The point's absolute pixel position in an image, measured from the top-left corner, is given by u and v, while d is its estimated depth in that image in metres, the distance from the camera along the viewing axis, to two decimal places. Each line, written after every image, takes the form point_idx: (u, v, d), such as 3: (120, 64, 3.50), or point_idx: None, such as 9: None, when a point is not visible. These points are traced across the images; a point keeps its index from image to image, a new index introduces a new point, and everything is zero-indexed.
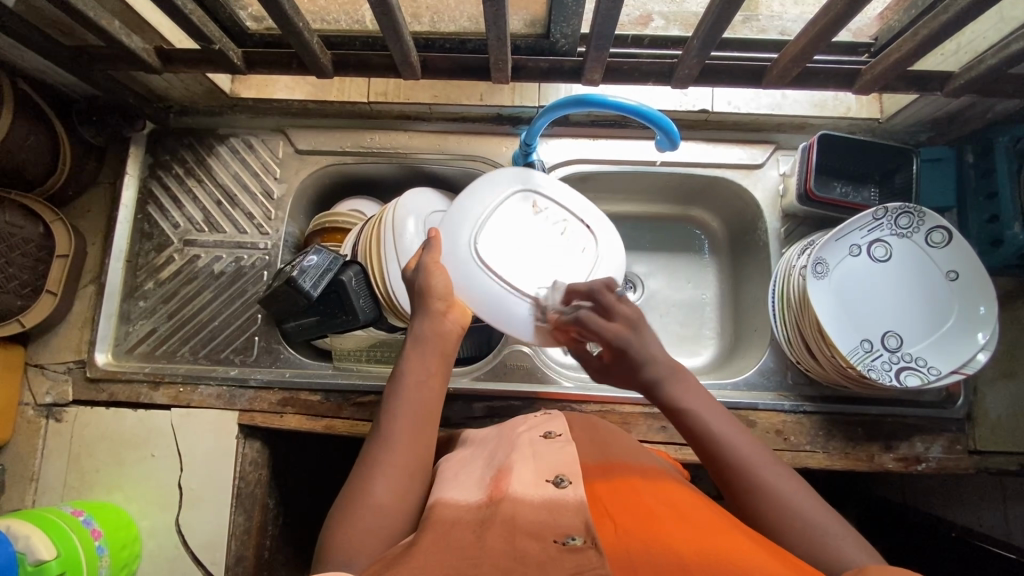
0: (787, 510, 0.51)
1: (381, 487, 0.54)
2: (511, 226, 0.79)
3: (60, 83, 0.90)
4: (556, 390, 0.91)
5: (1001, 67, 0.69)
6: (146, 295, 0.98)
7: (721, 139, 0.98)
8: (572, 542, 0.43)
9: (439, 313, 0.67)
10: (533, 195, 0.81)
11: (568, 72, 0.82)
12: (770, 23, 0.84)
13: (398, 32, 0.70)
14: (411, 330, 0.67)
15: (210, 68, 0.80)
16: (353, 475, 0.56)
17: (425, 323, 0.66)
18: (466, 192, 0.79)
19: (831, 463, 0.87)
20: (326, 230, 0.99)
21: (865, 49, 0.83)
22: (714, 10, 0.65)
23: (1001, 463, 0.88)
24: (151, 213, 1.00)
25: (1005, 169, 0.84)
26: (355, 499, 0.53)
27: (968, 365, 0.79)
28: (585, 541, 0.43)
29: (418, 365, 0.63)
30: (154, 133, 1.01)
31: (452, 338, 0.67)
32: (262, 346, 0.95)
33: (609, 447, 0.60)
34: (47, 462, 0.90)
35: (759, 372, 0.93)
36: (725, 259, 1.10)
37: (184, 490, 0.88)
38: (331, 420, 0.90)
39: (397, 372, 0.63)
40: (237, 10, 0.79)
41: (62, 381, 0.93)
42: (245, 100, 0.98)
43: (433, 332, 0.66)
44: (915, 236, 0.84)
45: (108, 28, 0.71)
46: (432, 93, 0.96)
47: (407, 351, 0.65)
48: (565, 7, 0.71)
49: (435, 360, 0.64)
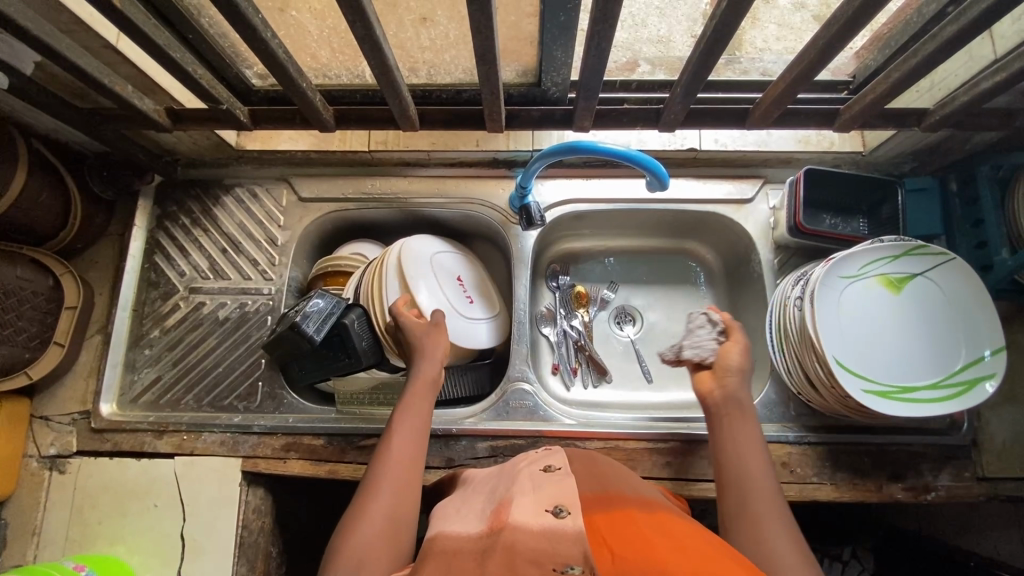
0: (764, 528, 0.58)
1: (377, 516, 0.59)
2: (874, 356, 0.83)
3: (74, 141, 0.94)
4: (561, 428, 0.91)
5: (973, 103, 0.72)
6: (152, 343, 0.99)
7: (710, 176, 1.01)
8: None
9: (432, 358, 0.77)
10: (907, 353, 0.83)
11: (560, 119, 0.86)
12: (752, 64, 0.89)
13: (397, 89, 0.74)
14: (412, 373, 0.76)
15: (216, 125, 0.83)
16: (359, 494, 0.63)
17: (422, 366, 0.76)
18: (927, 395, 0.81)
19: (840, 495, 0.86)
20: (329, 273, 1.00)
21: (844, 86, 0.87)
22: (695, 60, 0.69)
23: (1011, 490, 0.87)
24: (158, 261, 1.02)
25: (989, 196, 0.86)
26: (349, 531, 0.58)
27: (973, 395, 0.80)
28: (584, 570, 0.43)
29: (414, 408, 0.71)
30: (163, 185, 1.05)
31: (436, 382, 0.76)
32: (266, 392, 0.96)
33: (609, 480, 0.61)
34: (49, 515, 0.90)
35: (761, 404, 0.93)
36: (722, 291, 1.11)
37: (186, 542, 0.87)
38: (335, 465, 0.90)
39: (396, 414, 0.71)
40: (243, 69, 0.82)
41: (66, 432, 0.94)
42: (251, 152, 1.02)
43: (429, 378, 0.75)
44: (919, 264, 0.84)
45: (121, 93, 0.75)
46: (431, 140, 1.00)
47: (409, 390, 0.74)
48: (554, 58, 0.75)
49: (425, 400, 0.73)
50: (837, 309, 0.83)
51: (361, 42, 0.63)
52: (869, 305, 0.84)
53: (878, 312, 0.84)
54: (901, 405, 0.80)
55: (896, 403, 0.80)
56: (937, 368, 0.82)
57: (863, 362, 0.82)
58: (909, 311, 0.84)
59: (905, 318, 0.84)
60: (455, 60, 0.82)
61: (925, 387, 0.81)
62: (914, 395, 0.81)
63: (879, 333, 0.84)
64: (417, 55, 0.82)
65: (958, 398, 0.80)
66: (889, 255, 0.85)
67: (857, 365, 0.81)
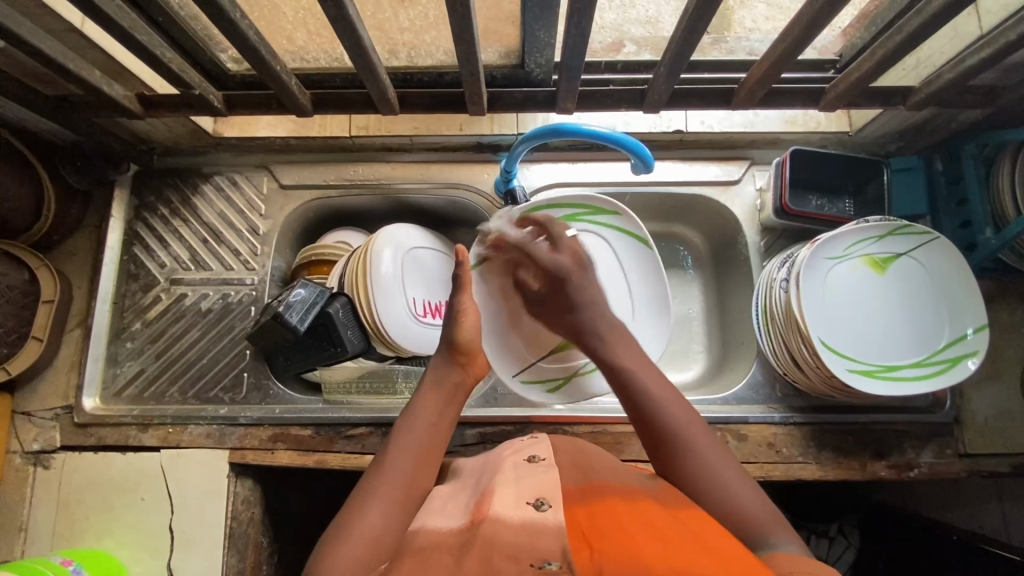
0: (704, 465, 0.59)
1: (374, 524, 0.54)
2: (859, 335, 0.83)
3: (44, 130, 0.91)
4: (549, 414, 0.91)
5: (958, 80, 0.71)
6: (134, 336, 0.98)
7: (697, 158, 1.00)
8: (549, 566, 0.43)
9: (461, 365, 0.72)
10: (889, 331, 0.84)
11: (543, 101, 0.85)
12: (737, 43, 0.87)
13: (375, 72, 0.72)
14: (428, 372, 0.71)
15: (191, 111, 0.81)
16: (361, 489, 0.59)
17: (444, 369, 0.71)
18: (911, 372, 0.82)
19: (824, 474, 0.87)
20: (313, 262, 0.99)
21: (831, 65, 0.86)
22: (678, 39, 0.67)
23: (992, 465, 0.88)
24: (137, 253, 1.00)
25: (974, 174, 0.86)
26: (346, 529, 0.54)
27: (957, 372, 0.81)
28: (562, 565, 0.43)
29: (431, 406, 0.67)
30: (140, 175, 1.02)
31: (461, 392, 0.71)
32: (251, 383, 0.95)
33: (592, 470, 0.61)
34: (35, 511, 0.89)
35: (748, 386, 0.94)
36: (709, 274, 1.11)
37: (176, 534, 0.87)
38: (323, 455, 0.89)
39: (409, 408, 0.67)
40: (217, 52, 0.80)
41: (49, 427, 0.92)
42: (229, 139, 1.00)
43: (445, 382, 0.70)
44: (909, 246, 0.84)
45: (89, 78, 0.72)
46: (413, 125, 0.98)
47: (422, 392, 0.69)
48: (537, 38, 0.73)
49: (446, 402, 0.68)
50: (820, 288, 0.83)
51: (334, 23, 0.61)
52: (851, 284, 0.85)
53: (862, 291, 0.85)
54: (886, 384, 0.81)
55: (883, 381, 0.81)
56: (922, 346, 0.83)
57: (849, 343, 0.82)
58: (891, 288, 0.85)
59: (887, 297, 0.85)
60: (435, 40, 0.80)
61: (911, 364, 0.82)
62: (897, 372, 0.82)
63: (862, 313, 0.84)
64: (396, 36, 0.80)
65: (942, 375, 0.81)
66: (874, 235, 0.84)
67: (842, 345, 0.82)
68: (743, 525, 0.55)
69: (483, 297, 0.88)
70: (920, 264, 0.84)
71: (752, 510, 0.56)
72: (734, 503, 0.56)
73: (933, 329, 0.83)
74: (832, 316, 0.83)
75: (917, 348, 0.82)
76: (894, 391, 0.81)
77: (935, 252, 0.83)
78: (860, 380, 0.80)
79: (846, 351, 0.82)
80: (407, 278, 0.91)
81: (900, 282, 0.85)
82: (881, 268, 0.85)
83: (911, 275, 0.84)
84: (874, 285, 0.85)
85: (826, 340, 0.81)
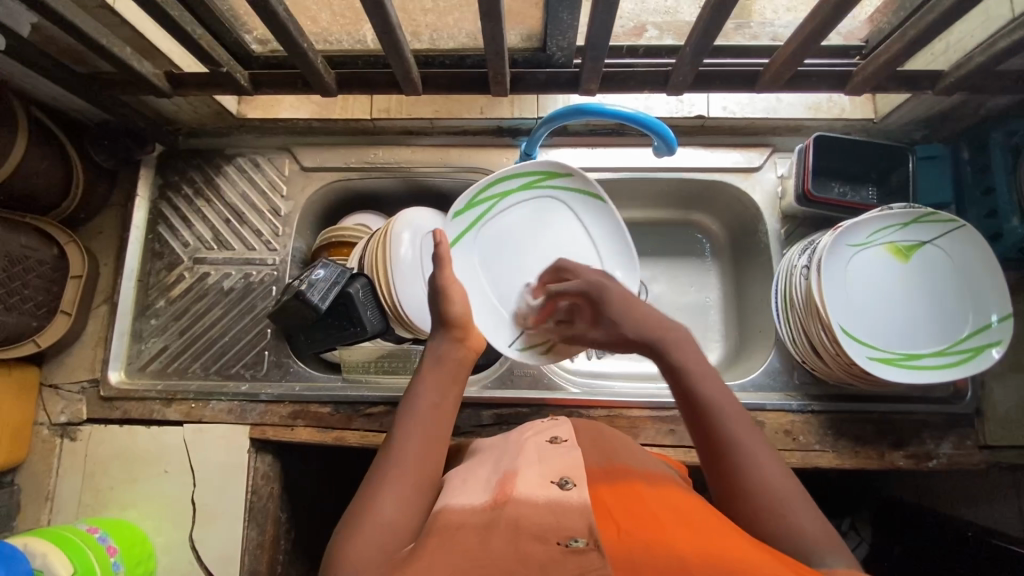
0: (757, 484, 0.53)
1: (385, 510, 0.54)
2: (879, 321, 0.82)
3: (72, 109, 0.93)
4: (566, 396, 0.91)
5: (989, 64, 0.70)
6: (158, 313, 1.00)
7: (718, 144, 0.99)
8: (575, 543, 0.43)
9: (458, 339, 0.72)
10: (912, 319, 0.83)
11: (565, 82, 0.84)
12: (762, 29, 0.86)
13: (401, 51, 0.72)
14: (428, 351, 0.71)
15: (218, 90, 0.82)
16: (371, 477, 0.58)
17: (444, 346, 0.71)
18: (933, 360, 0.81)
19: (841, 462, 0.87)
20: (333, 244, 1.00)
21: (857, 52, 0.84)
22: (704, 17, 0.66)
23: (1013, 458, 0.87)
24: (162, 232, 1.02)
25: (1001, 163, 0.85)
26: (361, 517, 0.53)
27: (981, 360, 0.80)
28: (588, 542, 0.43)
29: (435, 384, 0.66)
30: (165, 155, 1.04)
31: (465, 365, 0.71)
32: (272, 360, 0.97)
33: (615, 452, 0.61)
34: (62, 480, 0.91)
35: (765, 372, 0.94)
36: (727, 262, 1.11)
37: (197, 507, 0.88)
38: (342, 432, 0.91)
39: (411, 390, 0.66)
40: (243, 33, 0.81)
41: (76, 400, 0.95)
42: (252, 121, 1.01)
43: (444, 358, 0.70)
44: (935, 234, 0.83)
45: (120, 55, 0.73)
46: (434, 108, 0.98)
47: (425, 372, 0.68)
48: (560, 20, 0.73)
49: (450, 384, 0.67)
50: (840, 275, 0.83)
51: None
52: (872, 272, 0.84)
53: (884, 278, 0.84)
54: (907, 372, 0.80)
55: (903, 369, 0.80)
56: (945, 335, 0.82)
57: (869, 329, 0.82)
58: (914, 276, 0.84)
59: (909, 285, 0.84)
60: (459, 22, 0.81)
61: (933, 352, 0.81)
62: (919, 361, 0.81)
63: (884, 299, 0.84)
64: (420, 18, 0.80)
65: (964, 365, 0.80)
66: (897, 223, 0.83)
67: (862, 333, 0.81)
68: (803, 549, 0.49)
69: (466, 272, 0.87)
70: (946, 252, 0.83)
71: (807, 527, 0.51)
72: (797, 525, 0.51)
73: (958, 317, 0.82)
74: (853, 302, 0.83)
75: (941, 336, 0.82)
76: (915, 377, 0.80)
77: (963, 243, 0.82)
78: (883, 368, 0.80)
79: (866, 337, 0.82)
80: (428, 262, 0.93)
81: (923, 269, 0.84)
82: (906, 256, 0.84)
83: (936, 263, 0.83)
84: (896, 272, 0.84)
85: (846, 327, 0.81)
